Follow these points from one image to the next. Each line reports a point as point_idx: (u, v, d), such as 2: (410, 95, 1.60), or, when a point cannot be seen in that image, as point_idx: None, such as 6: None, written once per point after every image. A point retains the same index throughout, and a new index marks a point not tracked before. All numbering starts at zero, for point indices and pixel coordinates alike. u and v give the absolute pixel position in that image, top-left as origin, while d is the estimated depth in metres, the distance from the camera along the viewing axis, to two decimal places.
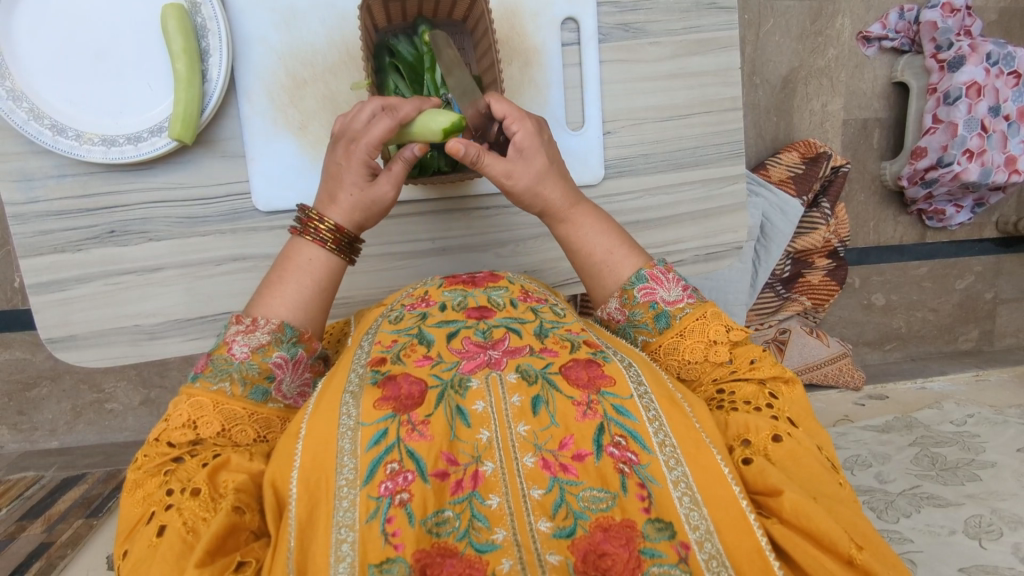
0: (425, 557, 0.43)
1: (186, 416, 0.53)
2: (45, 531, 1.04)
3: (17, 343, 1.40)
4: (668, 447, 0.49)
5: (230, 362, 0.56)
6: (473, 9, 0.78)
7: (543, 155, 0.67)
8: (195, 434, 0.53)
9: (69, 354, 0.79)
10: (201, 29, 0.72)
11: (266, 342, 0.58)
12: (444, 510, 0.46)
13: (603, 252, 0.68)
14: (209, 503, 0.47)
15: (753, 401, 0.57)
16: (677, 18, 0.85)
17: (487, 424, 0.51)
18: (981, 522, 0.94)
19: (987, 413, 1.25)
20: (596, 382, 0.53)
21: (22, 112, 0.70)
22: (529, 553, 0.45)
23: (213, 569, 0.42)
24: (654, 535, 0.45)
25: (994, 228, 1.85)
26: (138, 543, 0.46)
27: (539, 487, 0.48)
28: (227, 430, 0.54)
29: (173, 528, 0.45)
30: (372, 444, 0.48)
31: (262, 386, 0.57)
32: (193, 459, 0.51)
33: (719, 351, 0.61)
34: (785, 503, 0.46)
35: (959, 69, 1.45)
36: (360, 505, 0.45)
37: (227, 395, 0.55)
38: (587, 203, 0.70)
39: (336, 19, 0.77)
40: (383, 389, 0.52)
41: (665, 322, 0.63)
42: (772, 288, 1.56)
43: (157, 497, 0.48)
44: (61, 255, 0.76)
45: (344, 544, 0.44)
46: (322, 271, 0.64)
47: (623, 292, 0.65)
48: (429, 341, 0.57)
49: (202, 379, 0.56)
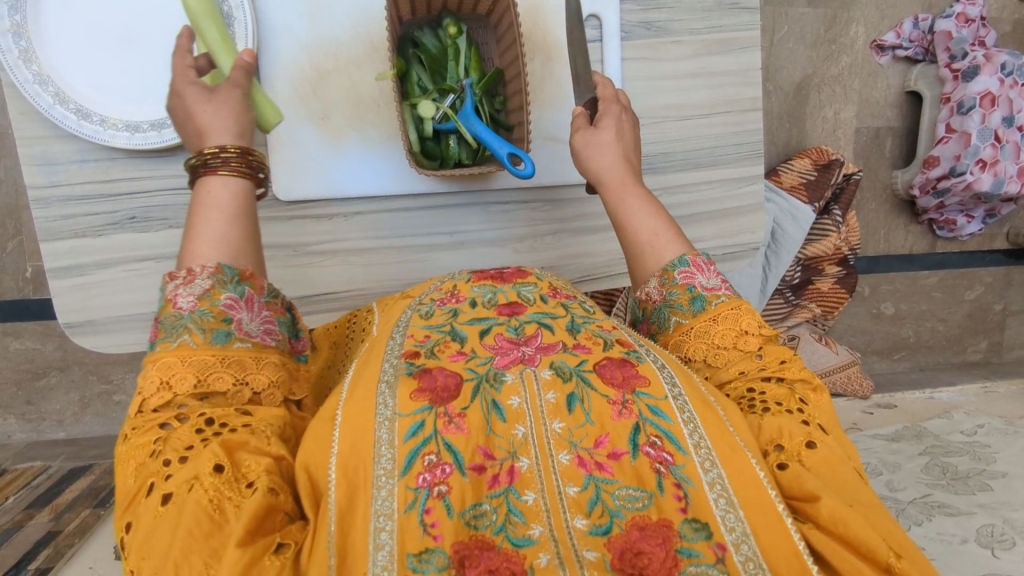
0: (463, 549, 0.43)
1: (159, 380, 0.49)
2: (52, 520, 1.05)
3: (27, 332, 1.41)
4: (703, 449, 0.49)
5: (180, 317, 0.51)
6: (497, 3, 0.77)
7: (611, 131, 0.72)
8: (172, 394, 0.49)
9: (86, 339, 0.78)
10: (226, 17, 0.72)
11: (210, 286, 0.52)
12: (481, 503, 0.46)
13: (649, 233, 0.66)
14: (232, 482, 0.44)
15: (784, 403, 0.55)
16: (700, 17, 0.85)
17: (523, 420, 0.50)
18: (993, 532, 0.94)
19: (998, 424, 1.25)
20: (631, 383, 0.52)
21: (47, 96, 0.70)
22: (565, 549, 0.44)
23: (254, 549, 0.41)
24: (691, 535, 0.44)
25: (1005, 239, 1.85)
26: (144, 516, 0.43)
27: (575, 485, 0.47)
28: (203, 380, 0.49)
29: (194, 500, 0.42)
30: (409, 436, 0.47)
31: (222, 329, 0.51)
32: (184, 425, 0.47)
33: (749, 342, 0.60)
34: (823, 509, 0.46)
35: (973, 79, 1.45)
36: (398, 495, 0.45)
37: (191, 347, 0.50)
38: (645, 189, 0.69)
39: (361, 12, 0.77)
40: (419, 380, 0.51)
41: (700, 305, 0.62)
42: (781, 294, 1.55)
43: (155, 468, 0.45)
44: (81, 240, 0.76)
45: (383, 533, 0.43)
46: (218, 203, 0.56)
47: (663, 273, 0.64)
48: (463, 337, 0.56)
49: (161, 343, 0.50)
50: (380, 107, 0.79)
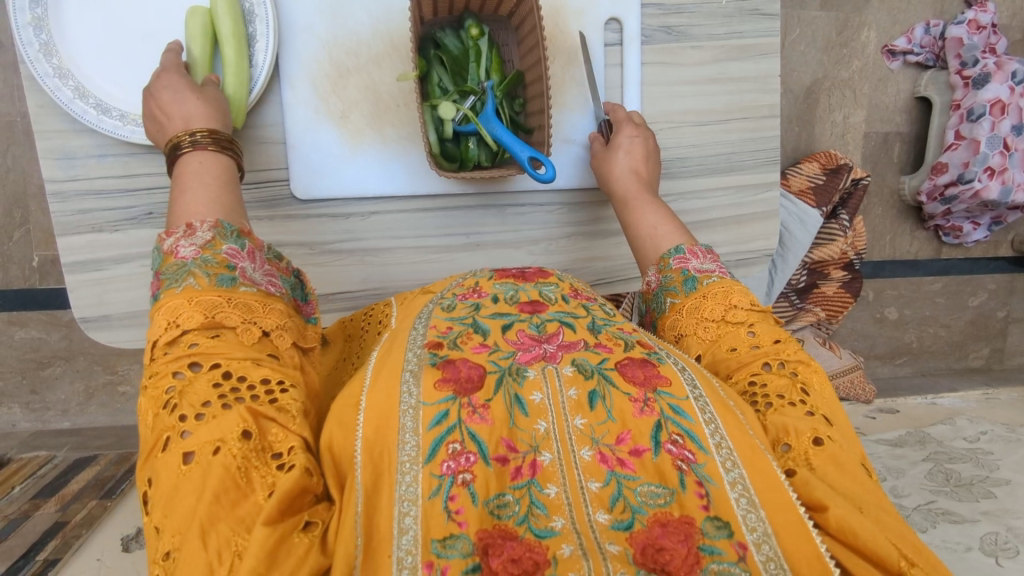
0: (487, 537, 0.43)
1: (167, 321, 0.50)
2: (59, 510, 1.05)
3: (32, 322, 1.41)
4: (725, 449, 0.49)
5: (183, 264, 0.53)
6: (520, 6, 0.77)
7: (623, 154, 0.77)
8: (179, 331, 0.49)
9: (101, 334, 0.78)
10: (248, 14, 0.72)
11: (211, 238, 0.55)
12: (504, 494, 0.46)
13: (650, 227, 0.74)
14: (260, 451, 0.45)
15: (786, 396, 0.55)
16: (719, 23, 0.85)
17: (545, 415, 0.50)
18: (997, 540, 0.95)
19: (1001, 431, 1.25)
20: (653, 382, 0.52)
21: (67, 90, 0.69)
22: (589, 540, 0.44)
23: (285, 527, 0.42)
24: (714, 533, 0.44)
25: (1009, 247, 1.85)
26: (167, 471, 0.43)
27: (597, 480, 0.47)
28: (211, 319, 0.50)
29: (220, 462, 0.43)
30: (433, 424, 0.47)
31: (227, 274, 0.53)
32: (201, 377, 0.48)
33: (737, 313, 0.62)
34: (830, 521, 0.45)
35: (983, 86, 1.45)
36: (423, 481, 0.44)
37: (197, 289, 0.51)
38: (656, 199, 0.76)
39: (383, 11, 0.77)
40: (443, 371, 0.51)
41: (692, 285, 0.66)
42: (786, 297, 1.58)
43: (171, 422, 0.45)
44: (98, 235, 0.75)
45: (407, 517, 0.43)
46: (210, 168, 0.62)
47: (660, 261, 0.70)
48: (485, 331, 0.56)
49: (165, 290, 0.52)
50: (399, 107, 0.79)
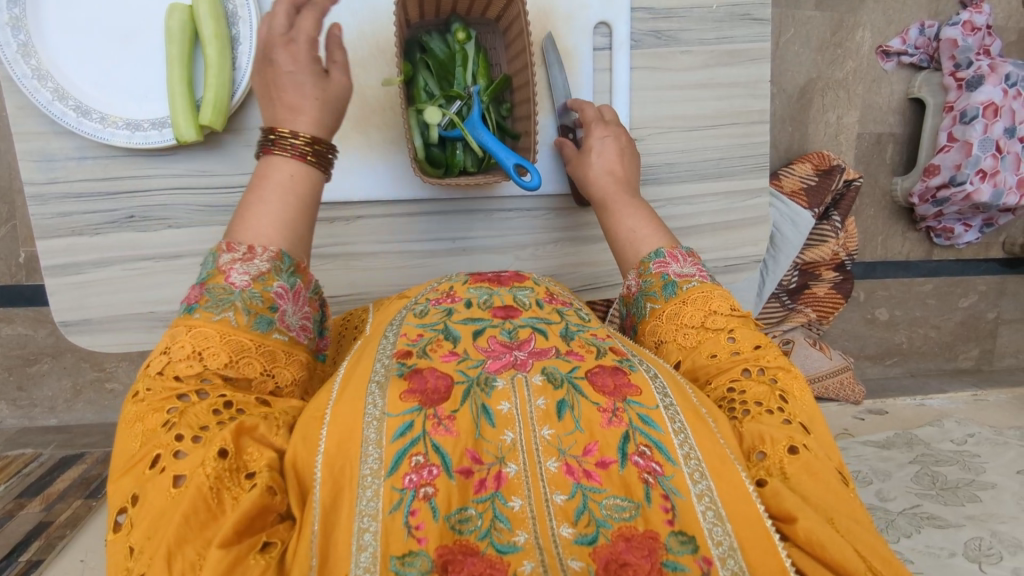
0: (447, 553, 0.43)
1: (190, 348, 0.50)
2: (44, 510, 1.04)
3: (19, 318, 1.40)
4: (693, 460, 0.48)
5: (230, 291, 0.52)
6: (507, 10, 0.76)
7: (596, 153, 0.76)
8: (201, 366, 0.49)
9: (82, 338, 0.77)
10: (231, 15, 0.71)
11: (266, 270, 0.54)
12: (467, 508, 0.45)
13: (627, 231, 0.72)
14: (234, 472, 0.44)
15: (764, 403, 0.54)
16: (710, 27, 0.84)
17: (513, 425, 0.49)
18: (980, 545, 0.95)
19: (988, 433, 1.26)
20: (622, 391, 0.52)
21: (46, 92, 0.68)
22: (551, 557, 0.43)
23: (241, 547, 0.40)
24: (677, 548, 0.44)
25: (1000, 249, 1.86)
26: (150, 492, 0.43)
27: (562, 492, 0.46)
28: (234, 362, 0.50)
29: (196, 482, 0.42)
30: (397, 436, 0.46)
31: (266, 316, 0.53)
32: (200, 401, 0.48)
33: (716, 321, 0.61)
34: (799, 531, 0.44)
35: (977, 89, 1.44)
36: (384, 495, 0.44)
37: (232, 325, 0.51)
38: (635, 199, 0.75)
39: (369, 13, 0.77)
40: (410, 381, 0.50)
41: (672, 290, 0.65)
42: (777, 298, 1.57)
43: (164, 441, 0.45)
44: (79, 238, 0.74)
45: (367, 533, 0.42)
46: (293, 186, 0.59)
47: (640, 265, 0.69)
48: (455, 337, 0.56)
49: (201, 310, 0.52)
50: (385, 111, 0.78)
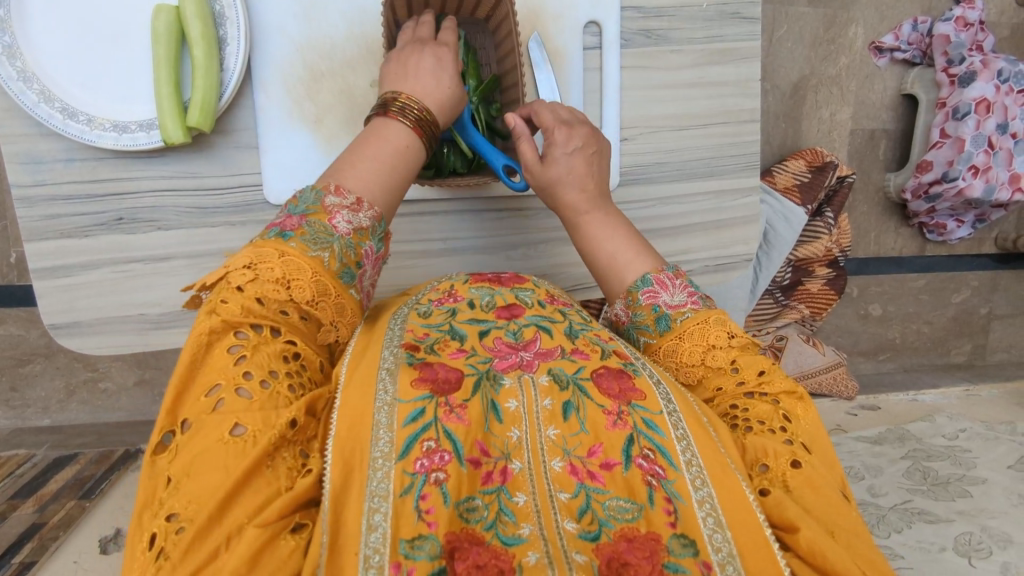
0: (455, 540, 0.42)
1: (279, 274, 0.51)
2: (37, 511, 1.04)
3: (11, 319, 1.39)
4: (695, 467, 0.47)
5: (332, 233, 0.55)
6: (496, 9, 0.76)
7: (569, 163, 0.72)
8: (288, 295, 0.51)
9: (71, 340, 0.77)
10: (218, 16, 0.70)
11: (365, 227, 0.58)
12: (474, 497, 0.45)
13: (609, 258, 0.68)
14: (292, 439, 0.45)
15: (767, 423, 0.54)
16: (700, 26, 0.84)
17: (519, 423, 0.50)
18: (971, 540, 0.96)
19: (979, 428, 1.26)
20: (628, 395, 0.51)
21: (32, 94, 0.68)
22: (555, 549, 0.43)
23: (275, 526, 0.40)
24: (679, 550, 0.43)
25: (993, 244, 1.86)
26: (206, 430, 0.43)
27: (566, 491, 0.46)
28: (313, 303, 0.52)
29: (256, 436, 0.43)
30: (409, 421, 0.46)
31: (351, 270, 0.56)
32: (273, 341, 0.49)
33: (717, 356, 0.59)
34: (802, 541, 0.44)
35: (969, 85, 1.45)
36: (395, 478, 0.43)
37: (325, 266, 0.54)
38: (608, 214, 0.71)
39: (357, 13, 0.76)
40: (421, 371, 0.50)
41: (665, 325, 0.62)
42: (771, 295, 1.58)
43: (233, 373, 0.46)
44: (67, 240, 0.74)
45: (377, 514, 0.41)
46: (401, 155, 0.63)
47: (629, 294, 0.65)
48: (462, 336, 0.56)
49: (297, 239, 0.54)
50: None
